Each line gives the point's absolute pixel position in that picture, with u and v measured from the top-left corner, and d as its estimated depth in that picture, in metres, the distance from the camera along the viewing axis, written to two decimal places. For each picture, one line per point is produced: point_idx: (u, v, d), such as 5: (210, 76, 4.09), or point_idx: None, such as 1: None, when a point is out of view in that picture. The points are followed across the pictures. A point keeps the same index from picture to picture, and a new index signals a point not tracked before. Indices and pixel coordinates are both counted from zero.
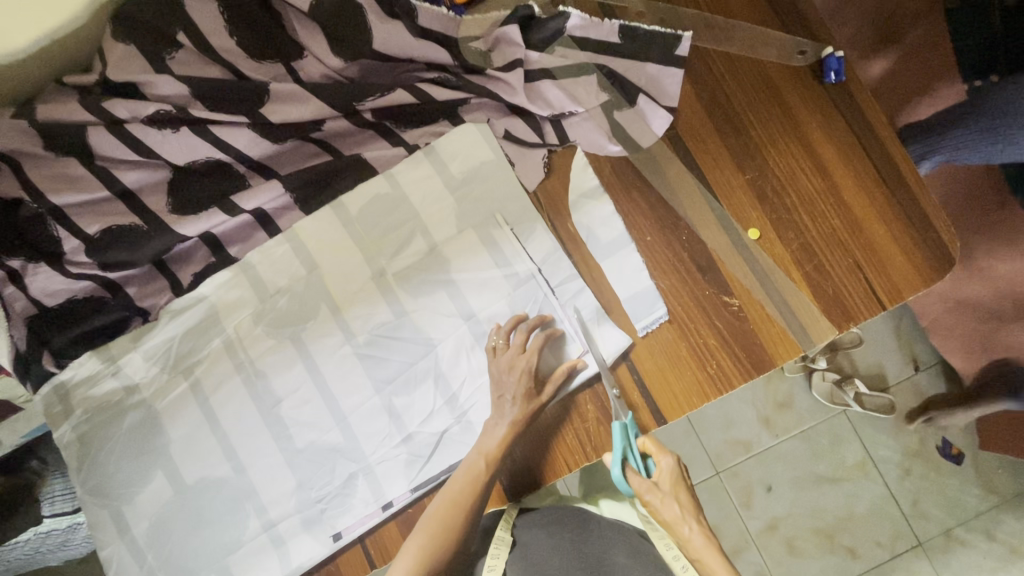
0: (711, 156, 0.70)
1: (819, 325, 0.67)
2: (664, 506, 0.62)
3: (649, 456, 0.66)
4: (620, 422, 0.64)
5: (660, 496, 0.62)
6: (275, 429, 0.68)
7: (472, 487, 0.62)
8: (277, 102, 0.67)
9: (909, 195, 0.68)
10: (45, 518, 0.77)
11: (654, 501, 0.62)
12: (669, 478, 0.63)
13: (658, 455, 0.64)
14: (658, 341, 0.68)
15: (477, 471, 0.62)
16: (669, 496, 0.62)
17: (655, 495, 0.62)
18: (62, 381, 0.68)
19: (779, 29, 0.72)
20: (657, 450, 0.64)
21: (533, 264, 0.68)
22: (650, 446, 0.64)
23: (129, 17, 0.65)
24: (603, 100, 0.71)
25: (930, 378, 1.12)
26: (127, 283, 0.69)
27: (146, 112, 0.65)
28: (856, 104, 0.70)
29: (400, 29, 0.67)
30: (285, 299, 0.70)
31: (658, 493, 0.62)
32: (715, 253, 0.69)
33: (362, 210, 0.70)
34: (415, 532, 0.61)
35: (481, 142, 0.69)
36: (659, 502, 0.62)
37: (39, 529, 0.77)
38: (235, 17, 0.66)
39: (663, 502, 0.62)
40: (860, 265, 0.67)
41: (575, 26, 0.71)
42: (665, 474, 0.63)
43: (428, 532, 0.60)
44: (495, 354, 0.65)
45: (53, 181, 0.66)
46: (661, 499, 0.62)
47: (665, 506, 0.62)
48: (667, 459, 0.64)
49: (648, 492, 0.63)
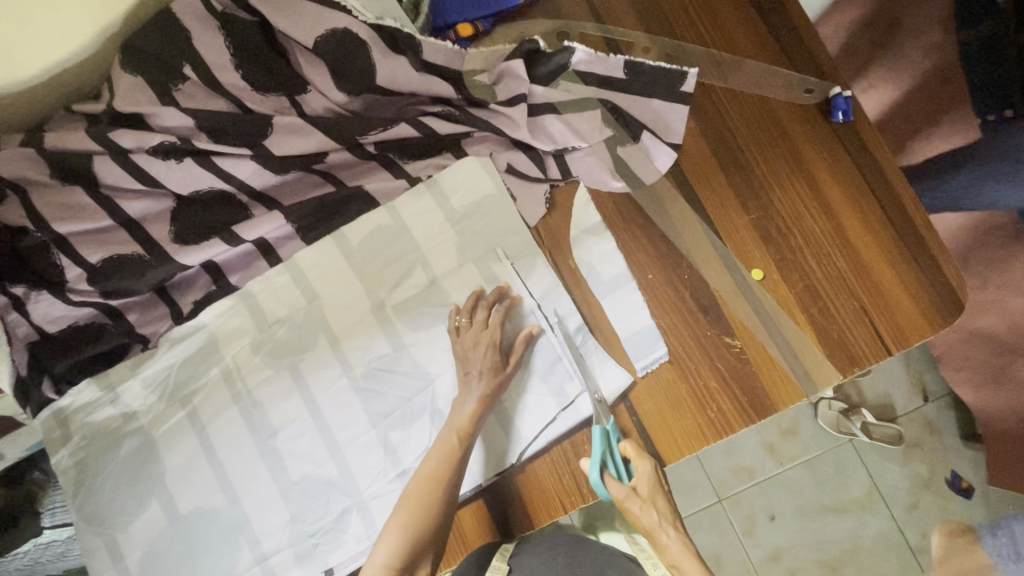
0: (715, 194, 0.70)
1: (822, 369, 0.66)
2: (643, 513, 0.64)
3: (630, 461, 0.65)
4: (601, 427, 0.65)
5: (639, 502, 0.64)
6: (269, 459, 0.68)
7: (451, 507, 0.60)
8: (280, 135, 0.67)
9: (917, 238, 0.67)
10: (45, 530, 0.79)
11: (633, 507, 0.64)
12: (647, 486, 0.64)
13: (638, 461, 0.64)
14: (657, 381, 0.67)
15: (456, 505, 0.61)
16: (648, 503, 0.64)
17: (634, 501, 0.64)
18: (61, 407, 0.69)
19: (786, 66, 0.72)
20: (637, 456, 0.64)
21: (533, 300, 0.67)
22: (630, 450, 0.64)
23: (138, 51, 0.66)
24: (607, 135, 0.70)
25: (939, 410, 1.09)
26: (129, 309, 0.69)
27: (150, 143, 0.66)
28: (864, 144, 0.69)
29: (403, 64, 0.67)
30: (284, 329, 0.69)
31: (637, 499, 0.64)
32: (717, 291, 0.68)
33: (362, 241, 0.70)
34: (396, 511, 0.60)
35: (483, 175, 0.69)
36: (637, 508, 0.64)
37: (39, 540, 0.79)
38: (240, 50, 0.67)
39: (641, 507, 0.64)
40: (865, 309, 0.66)
41: (580, 60, 0.71)
42: (643, 481, 0.64)
43: (407, 511, 0.59)
44: (459, 333, 0.65)
45: (58, 209, 0.66)
46: (640, 506, 0.64)
47: (644, 512, 0.64)
48: (646, 466, 0.64)
49: (627, 499, 0.64)
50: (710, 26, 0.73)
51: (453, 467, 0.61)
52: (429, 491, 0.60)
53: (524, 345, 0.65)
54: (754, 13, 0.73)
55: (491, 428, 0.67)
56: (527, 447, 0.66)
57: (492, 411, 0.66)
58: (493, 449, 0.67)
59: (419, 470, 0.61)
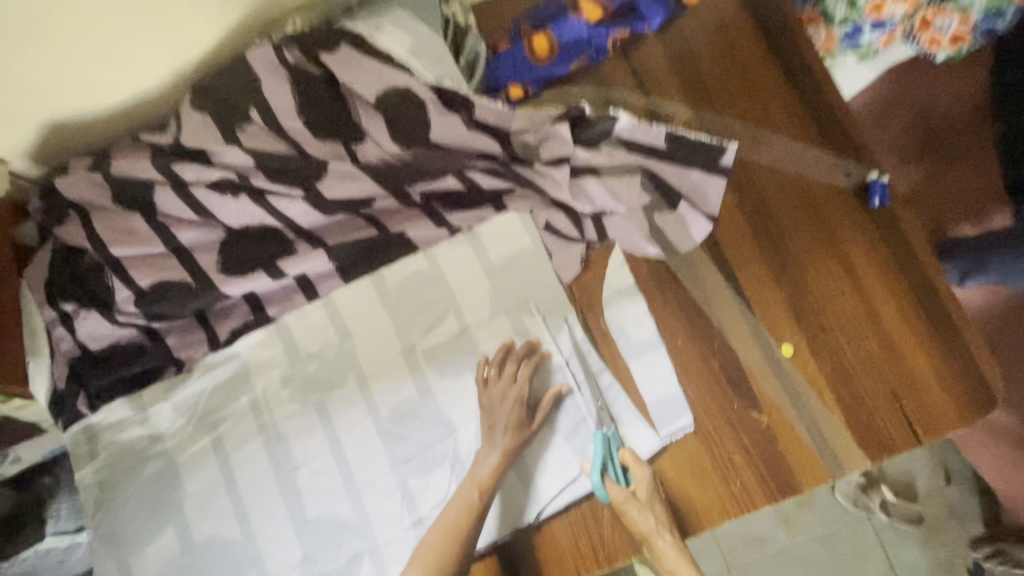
0: (749, 268, 0.71)
1: (851, 453, 0.65)
2: (641, 517, 0.63)
3: (628, 467, 0.66)
4: (602, 432, 0.66)
5: (637, 506, 0.63)
6: (287, 495, 0.68)
7: (465, 563, 0.60)
8: (332, 179, 0.70)
9: (950, 327, 0.67)
10: (47, 537, 0.81)
11: (631, 511, 0.63)
12: (646, 490, 0.64)
13: (636, 468, 0.65)
14: (681, 450, 0.67)
15: (465, 559, 0.60)
16: (646, 507, 0.63)
17: (633, 505, 0.63)
18: (92, 423, 0.71)
19: (825, 149, 0.74)
20: (635, 462, 0.65)
21: (562, 355, 0.68)
22: (628, 456, 0.65)
23: (210, 93, 0.71)
24: (644, 202, 0.72)
25: (962, 495, 1.05)
26: (168, 332, 0.72)
27: (210, 177, 0.70)
28: (900, 230, 0.70)
29: (456, 122, 0.70)
30: (315, 364, 0.71)
31: (636, 502, 0.63)
32: (746, 364, 0.68)
33: (400, 285, 0.72)
34: (410, 566, 0.59)
35: (521, 231, 0.72)
36: (636, 512, 0.63)
37: (40, 547, 0.81)
38: (304, 99, 0.71)
39: (640, 512, 0.63)
40: (897, 395, 0.65)
41: (624, 128, 0.73)
42: (642, 487, 0.64)
43: (424, 566, 0.58)
44: (486, 385, 0.66)
45: (113, 232, 0.69)
46: (638, 509, 0.63)
47: (642, 517, 0.63)
48: (645, 472, 0.65)
49: (625, 501, 0.63)
50: (750, 102, 0.76)
51: (472, 523, 0.61)
52: (449, 544, 0.60)
53: (552, 403, 0.66)
54: (794, 94, 0.76)
55: (511, 484, 0.66)
56: (546, 507, 0.66)
57: (513, 467, 0.66)
58: (511, 506, 0.66)
59: (439, 521, 0.61)
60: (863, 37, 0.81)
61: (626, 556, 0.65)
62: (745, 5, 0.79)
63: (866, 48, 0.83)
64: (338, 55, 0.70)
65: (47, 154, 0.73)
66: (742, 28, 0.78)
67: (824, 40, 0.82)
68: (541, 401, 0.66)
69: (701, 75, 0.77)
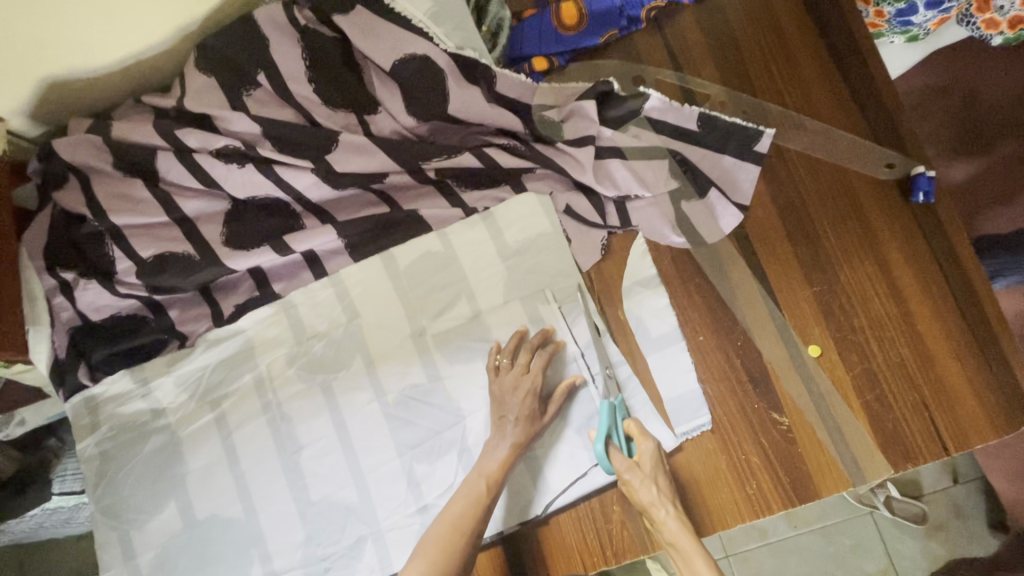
0: (779, 263, 0.67)
1: (874, 462, 0.62)
2: (642, 489, 0.59)
3: (632, 438, 0.63)
4: (608, 401, 0.62)
5: (640, 477, 0.60)
6: (291, 476, 0.67)
7: (466, 560, 0.58)
8: (343, 152, 0.66)
9: (988, 334, 0.63)
10: (53, 496, 0.81)
11: (633, 482, 0.60)
12: (650, 461, 0.61)
13: (641, 439, 0.62)
14: (696, 449, 0.64)
15: (466, 556, 0.58)
16: (649, 479, 0.60)
17: (635, 475, 0.60)
18: (94, 394, 0.69)
19: (870, 140, 0.69)
20: (640, 433, 0.62)
21: (577, 347, 0.66)
22: (633, 426, 0.62)
23: (217, 54, 0.66)
24: (672, 187, 0.68)
25: (968, 495, 1.00)
26: (171, 305, 0.69)
27: (215, 145, 0.66)
28: (942, 230, 0.66)
29: (477, 96, 0.66)
30: (321, 345, 0.69)
31: (639, 473, 0.60)
32: (770, 365, 0.65)
33: (410, 266, 0.69)
34: (413, 557, 0.58)
35: (540, 213, 0.68)
36: (638, 483, 0.59)
37: (44, 506, 0.82)
38: (316, 63, 0.66)
39: (642, 483, 0.59)
40: (926, 403, 0.63)
41: (654, 107, 0.69)
42: (646, 458, 0.61)
43: (428, 560, 0.57)
44: (498, 373, 0.64)
45: (116, 200, 0.67)
46: (640, 480, 0.59)
47: (644, 489, 0.59)
48: (650, 444, 0.61)
49: (627, 471, 0.60)
50: (790, 84, 0.71)
51: (476, 517, 0.59)
52: (452, 538, 0.58)
53: (565, 394, 0.63)
54: (839, 78, 0.71)
55: (520, 477, 0.65)
56: (554, 501, 0.64)
57: (522, 459, 0.64)
58: (519, 497, 0.65)
59: (444, 513, 0.60)
60: (915, 17, 0.74)
61: (634, 555, 0.64)
62: None
63: (915, 30, 0.78)
64: (354, 17, 0.66)
65: (48, 116, 0.70)
66: (787, 1, 0.73)
67: (872, 19, 0.76)
68: (555, 392, 0.64)
69: (740, 52, 0.72)
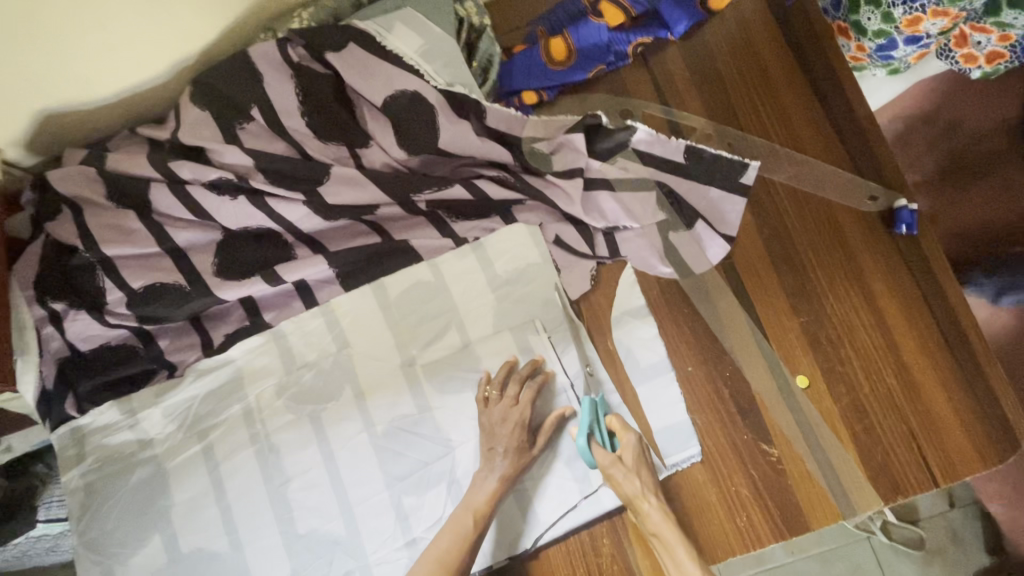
0: (766, 294, 0.68)
1: (863, 494, 0.62)
2: (626, 482, 0.61)
3: (614, 434, 0.64)
4: (590, 397, 0.64)
5: (623, 470, 0.61)
6: (278, 509, 0.66)
7: None
8: (334, 184, 0.67)
9: (974, 365, 0.64)
10: (38, 524, 0.78)
11: (617, 476, 0.61)
12: (633, 456, 0.62)
13: (622, 434, 0.63)
14: (687, 481, 0.64)
15: None
16: (632, 472, 0.61)
17: (619, 469, 0.61)
18: (80, 425, 0.69)
19: (853, 172, 0.71)
20: (622, 428, 0.63)
21: (567, 378, 0.66)
22: (615, 422, 0.63)
23: (211, 88, 0.67)
24: (659, 219, 0.69)
25: (966, 518, 0.98)
26: (161, 334, 0.69)
27: (208, 177, 0.66)
28: (925, 262, 0.67)
29: (467, 130, 0.67)
30: (310, 374, 0.69)
31: (622, 467, 0.61)
32: (759, 395, 0.65)
33: (401, 295, 0.69)
34: None
35: (530, 244, 0.69)
36: (621, 476, 0.61)
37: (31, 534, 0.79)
38: (309, 99, 0.67)
39: (626, 476, 0.61)
40: (913, 434, 0.63)
41: (642, 139, 0.69)
42: (629, 452, 0.62)
43: None
44: (487, 405, 0.64)
45: (108, 231, 0.67)
46: (624, 474, 0.61)
47: (627, 481, 0.61)
48: (632, 438, 0.63)
49: (611, 466, 0.61)
50: (774, 117, 0.73)
51: (463, 555, 0.58)
52: None
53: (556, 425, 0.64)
54: (821, 112, 0.72)
55: (509, 510, 0.64)
56: (544, 533, 0.64)
57: (512, 492, 0.64)
58: (508, 531, 0.64)
59: (432, 550, 0.59)
60: (895, 52, 0.72)
61: None
62: (773, 12, 0.75)
63: (897, 63, 0.76)
64: (346, 54, 0.67)
65: (43, 146, 0.71)
66: (769, 37, 0.75)
67: (854, 53, 0.74)
68: (544, 423, 0.64)
69: (724, 87, 0.74)
